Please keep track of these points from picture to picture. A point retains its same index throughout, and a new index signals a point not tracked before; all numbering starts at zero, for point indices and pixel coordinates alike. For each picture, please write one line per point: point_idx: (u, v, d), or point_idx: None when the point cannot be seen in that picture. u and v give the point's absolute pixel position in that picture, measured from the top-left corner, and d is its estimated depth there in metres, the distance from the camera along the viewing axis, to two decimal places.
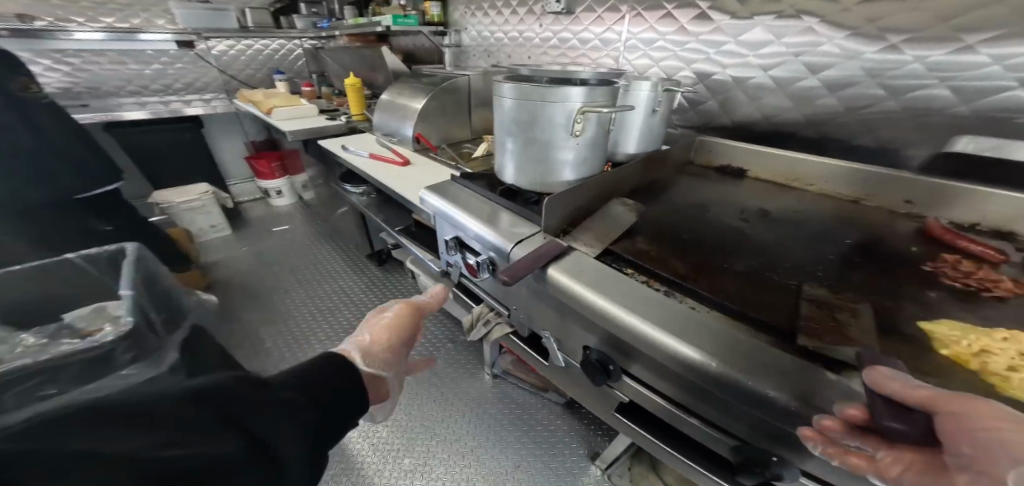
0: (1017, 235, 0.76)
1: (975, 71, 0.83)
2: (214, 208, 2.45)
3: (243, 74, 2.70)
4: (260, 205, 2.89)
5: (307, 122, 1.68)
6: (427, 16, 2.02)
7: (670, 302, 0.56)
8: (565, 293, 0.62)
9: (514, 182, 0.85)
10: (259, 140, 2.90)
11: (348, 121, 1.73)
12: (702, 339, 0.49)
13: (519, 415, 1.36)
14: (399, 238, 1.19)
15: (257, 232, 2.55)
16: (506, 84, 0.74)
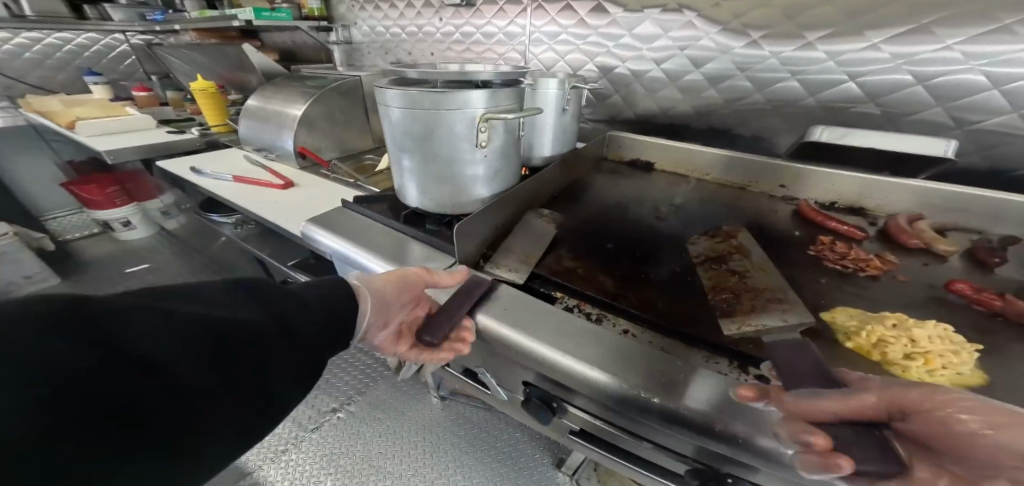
0: (865, 210, 0.88)
1: (815, 65, 0.95)
2: (22, 255, 1.83)
3: (44, 78, 2.03)
4: (104, 243, 2.26)
5: (144, 138, 1.32)
6: (303, 10, 1.74)
7: (605, 332, 0.52)
8: (494, 337, 0.54)
9: (421, 205, 0.74)
10: (80, 161, 2.22)
11: (208, 135, 1.41)
12: (642, 374, 0.46)
13: (477, 433, 1.20)
14: (291, 276, 0.98)
15: (103, 276, 1.99)
16: (390, 89, 0.62)
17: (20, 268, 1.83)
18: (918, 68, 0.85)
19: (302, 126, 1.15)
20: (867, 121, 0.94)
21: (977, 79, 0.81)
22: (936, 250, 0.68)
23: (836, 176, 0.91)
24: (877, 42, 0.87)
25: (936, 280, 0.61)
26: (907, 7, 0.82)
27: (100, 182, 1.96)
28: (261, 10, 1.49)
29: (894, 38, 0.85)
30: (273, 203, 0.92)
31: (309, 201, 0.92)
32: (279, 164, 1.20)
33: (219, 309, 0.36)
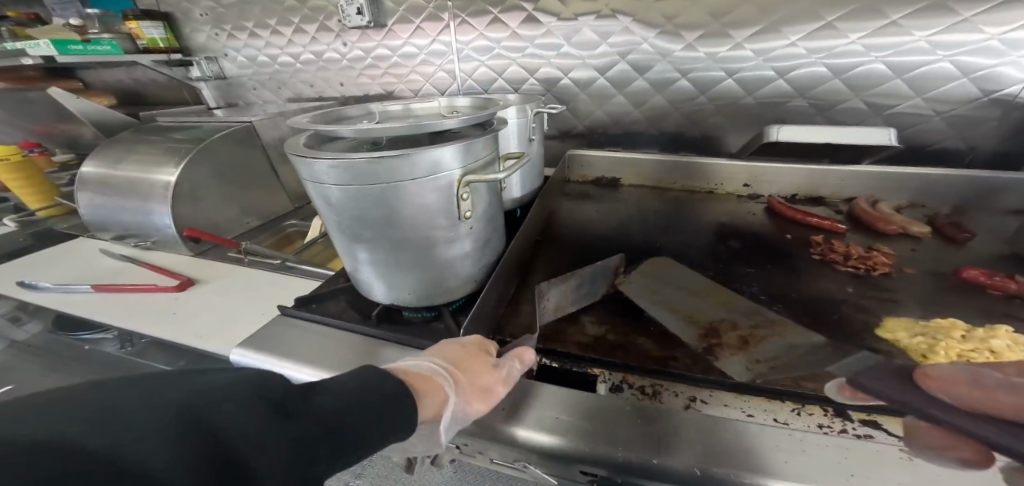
0: (825, 197, 0.93)
1: (746, 64, 0.95)
2: None
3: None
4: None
5: None
6: (138, 41, 1.31)
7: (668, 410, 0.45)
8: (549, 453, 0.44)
9: (393, 296, 0.56)
10: None
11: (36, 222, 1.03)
12: (737, 456, 0.39)
13: None
14: None
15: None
16: (320, 161, 0.43)
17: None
18: (835, 61, 0.88)
19: (182, 199, 0.87)
20: (802, 116, 0.96)
21: (880, 68, 0.86)
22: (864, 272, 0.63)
23: (789, 171, 0.94)
24: (796, 39, 0.89)
25: (935, 267, 0.63)
26: (815, 2, 0.84)
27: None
28: (68, 43, 1.09)
29: (809, 35, 0.87)
30: (171, 315, 0.71)
31: (220, 306, 0.73)
32: (161, 252, 0.91)
33: (236, 398, 0.28)
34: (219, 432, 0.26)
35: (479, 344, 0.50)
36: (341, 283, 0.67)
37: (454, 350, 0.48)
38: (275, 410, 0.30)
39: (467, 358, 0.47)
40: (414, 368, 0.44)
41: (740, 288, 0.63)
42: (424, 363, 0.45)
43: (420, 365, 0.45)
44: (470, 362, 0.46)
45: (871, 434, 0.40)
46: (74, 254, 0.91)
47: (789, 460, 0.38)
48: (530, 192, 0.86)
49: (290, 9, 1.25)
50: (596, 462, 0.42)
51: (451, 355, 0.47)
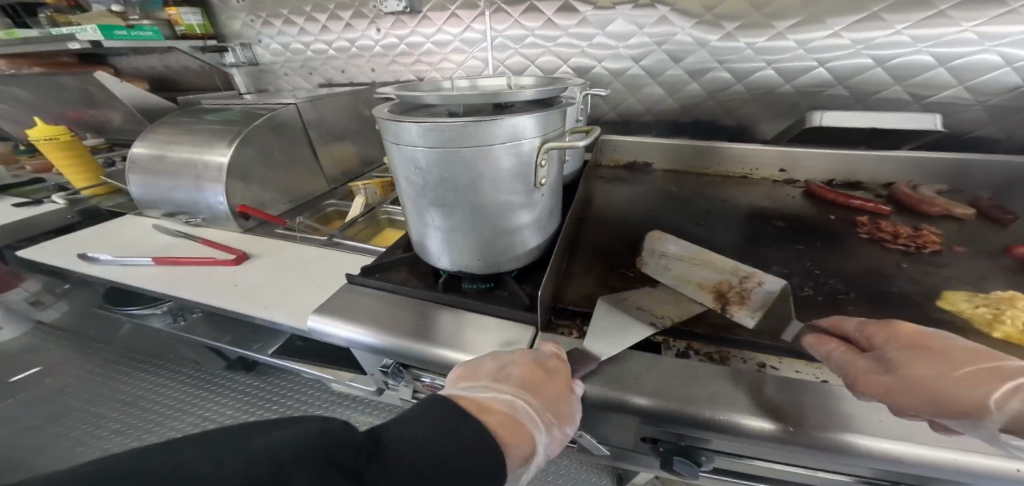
0: (862, 182, 0.94)
1: (785, 53, 0.96)
2: None
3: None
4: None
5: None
6: (177, 28, 1.33)
7: (743, 375, 0.47)
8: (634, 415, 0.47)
9: (462, 263, 0.59)
10: None
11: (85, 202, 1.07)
12: (822, 416, 0.42)
13: None
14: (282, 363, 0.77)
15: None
16: (418, 123, 0.44)
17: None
18: (874, 51, 0.90)
19: (234, 178, 0.89)
20: (839, 104, 0.98)
21: (922, 59, 0.87)
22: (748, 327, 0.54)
23: (825, 157, 0.95)
24: (838, 29, 0.90)
25: (984, 245, 0.64)
26: None
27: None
28: (113, 29, 1.15)
29: (850, 26, 0.89)
30: (232, 286, 0.74)
31: (280, 278, 0.75)
32: (211, 229, 0.94)
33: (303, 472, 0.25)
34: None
35: (553, 364, 0.46)
36: (400, 255, 0.69)
37: (531, 375, 0.44)
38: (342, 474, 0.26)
39: (547, 388, 0.43)
40: (496, 403, 0.38)
41: (793, 263, 0.65)
42: (504, 394, 0.40)
43: (502, 398, 0.39)
44: (551, 398, 0.42)
45: None
46: (127, 231, 0.94)
47: (879, 421, 0.41)
48: (574, 173, 0.88)
49: None
50: (684, 423, 0.45)
51: (530, 384, 0.42)
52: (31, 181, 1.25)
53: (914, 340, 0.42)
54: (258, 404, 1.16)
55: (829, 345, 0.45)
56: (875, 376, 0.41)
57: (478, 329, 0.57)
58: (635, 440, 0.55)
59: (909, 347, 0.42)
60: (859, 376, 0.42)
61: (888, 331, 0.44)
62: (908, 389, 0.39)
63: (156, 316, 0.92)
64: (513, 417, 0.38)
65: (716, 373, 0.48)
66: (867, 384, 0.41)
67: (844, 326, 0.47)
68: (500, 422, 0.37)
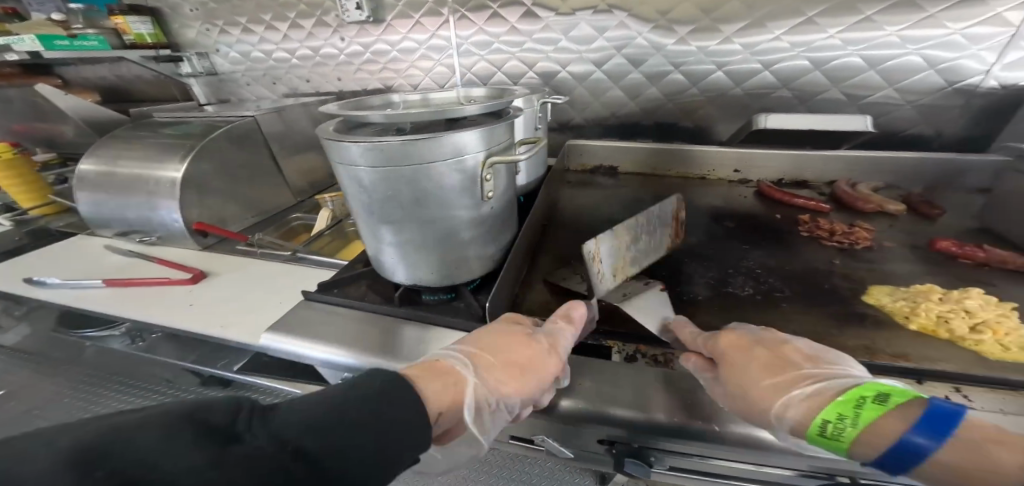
0: (809, 181, 0.99)
1: (733, 57, 1.00)
2: None
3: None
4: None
5: None
6: (125, 36, 1.28)
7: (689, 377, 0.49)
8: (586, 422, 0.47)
9: (417, 276, 0.59)
10: None
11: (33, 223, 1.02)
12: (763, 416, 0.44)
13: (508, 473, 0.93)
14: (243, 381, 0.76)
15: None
16: (359, 142, 0.45)
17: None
18: (815, 54, 0.94)
19: (189, 194, 0.87)
20: (785, 106, 1.02)
21: (858, 63, 0.92)
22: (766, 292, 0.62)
23: (774, 156, 1.00)
24: (780, 33, 0.94)
25: (910, 240, 0.69)
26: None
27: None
28: (53, 38, 1.09)
29: (791, 30, 0.93)
30: (187, 306, 0.72)
31: (238, 296, 0.74)
32: (168, 247, 0.92)
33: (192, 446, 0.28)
34: (144, 471, 0.24)
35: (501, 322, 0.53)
36: (361, 270, 0.69)
37: (478, 336, 0.50)
38: (213, 439, 0.27)
39: (484, 338, 0.49)
40: (432, 358, 0.45)
41: (738, 263, 0.68)
42: (443, 351, 0.47)
43: (438, 354, 0.46)
44: (486, 343, 0.48)
45: None
46: (78, 252, 0.91)
47: None
48: (536, 180, 0.89)
49: (284, 4, 1.24)
50: (632, 428, 0.46)
51: (472, 339, 0.49)
52: None
53: (745, 353, 0.47)
54: None
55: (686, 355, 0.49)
56: (715, 387, 0.46)
57: (434, 341, 0.57)
58: (593, 444, 0.56)
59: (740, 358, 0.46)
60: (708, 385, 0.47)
61: (729, 343, 0.48)
62: (731, 395, 0.45)
63: (112, 339, 0.89)
64: (444, 363, 0.44)
65: (659, 375, 0.49)
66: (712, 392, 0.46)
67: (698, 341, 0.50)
68: (428, 367, 0.43)
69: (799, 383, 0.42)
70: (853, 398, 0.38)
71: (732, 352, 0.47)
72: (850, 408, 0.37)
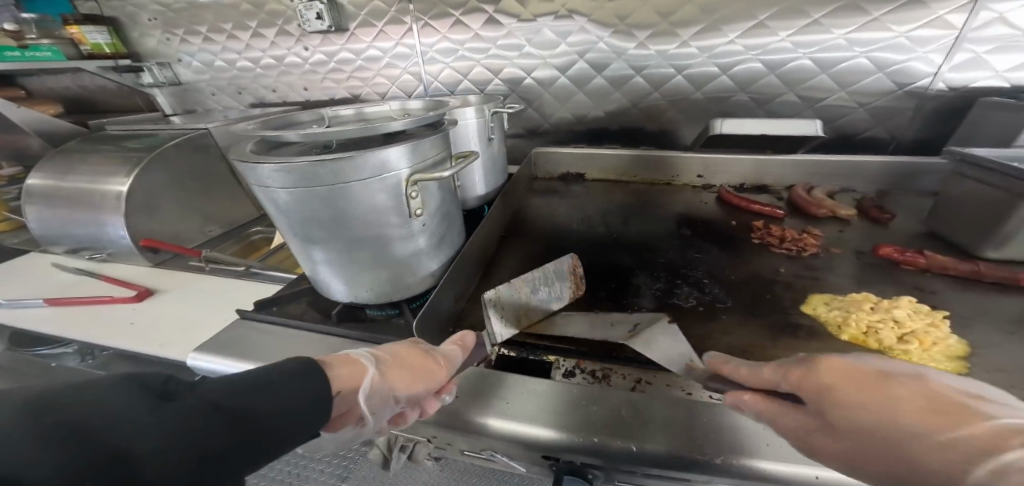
0: (769, 186, 0.99)
1: (692, 60, 0.99)
2: None
3: None
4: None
5: None
6: (81, 46, 1.27)
7: (634, 395, 0.47)
8: (528, 445, 0.46)
9: (354, 294, 0.58)
10: None
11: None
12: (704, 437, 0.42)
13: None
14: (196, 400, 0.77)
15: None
16: (267, 166, 0.44)
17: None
18: (769, 57, 0.94)
19: (138, 210, 0.85)
20: (745, 109, 1.02)
21: (815, 67, 0.92)
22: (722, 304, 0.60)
23: (735, 161, 0.99)
24: (735, 37, 0.94)
25: (859, 246, 0.69)
26: (751, 4, 0.90)
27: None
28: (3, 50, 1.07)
29: (745, 33, 0.93)
30: (129, 324, 0.71)
31: (182, 314, 0.73)
32: (119, 264, 0.90)
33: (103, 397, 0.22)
34: (87, 422, 0.21)
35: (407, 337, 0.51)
36: (302, 287, 0.70)
37: (385, 344, 0.48)
38: (155, 395, 0.24)
39: (389, 346, 0.47)
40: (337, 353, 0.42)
41: (687, 273, 0.67)
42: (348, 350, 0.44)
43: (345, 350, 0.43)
44: (393, 350, 0.46)
45: None
46: (25, 271, 0.89)
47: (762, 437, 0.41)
48: (493, 190, 0.88)
49: (246, 13, 1.22)
50: (574, 448, 0.44)
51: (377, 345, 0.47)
52: None
53: (853, 389, 0.36)
54: None
55: (759, 403, 0.39)
56: (825, 444, 0.36)
57: None
58: (535, 458, 0.49)
59: (845, 399, 0.35)
60: (805, 440, 0.37)
61: (812, 379, 0.38)
62: (854, 447, 0.34)
63: (61, 359, 0.87)
64: (353, 354, 0.41)
65: (596, 391, 0.48)
66: (821, 451, 0.36)
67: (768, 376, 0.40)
68: (335, 356, 0.40)
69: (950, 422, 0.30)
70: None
71: (836, 390, 0.36)
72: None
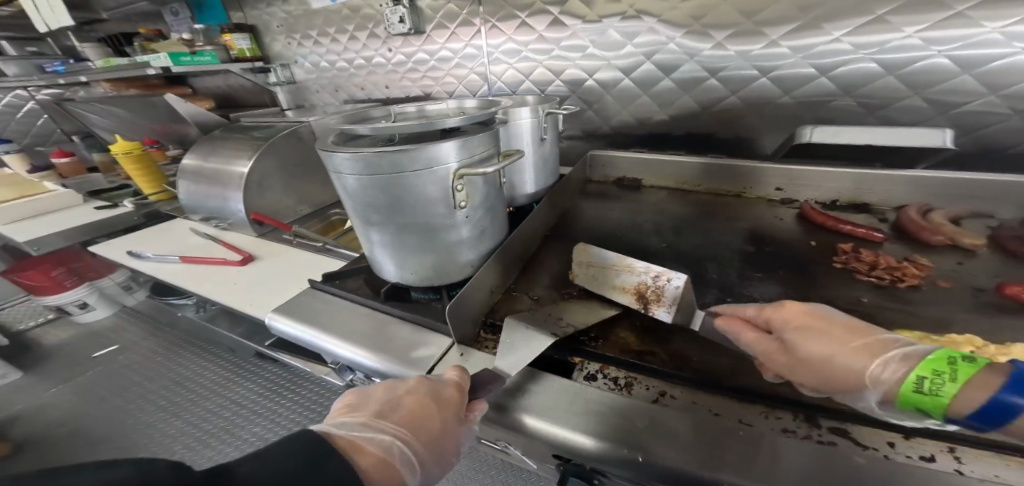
0: (870, 205, 0.81)
1: (783, 61, 0.88)
2: None
3: None
4: (64, 326, 1.92)
5: (75, 217, 1.24)
6: (230, 51, 1.55)
7: (659, 411, 0.45)
8: (551, 443, 0.47)
9: (402, 275, 0.64)
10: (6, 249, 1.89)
11: (152, 207, 1.30)
12: (733, 466, 0.39)
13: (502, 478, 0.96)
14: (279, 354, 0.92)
15: (60, 359, 1.74)
16: (338, 154, 0.51)
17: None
18: (887, 56, 0.80)
19: (252, 187, 1.04)
20: (850, 115, 0.88)
21: (948, 64, 0.76)
22: (666, 321, 0.57)
23: (829, 173, 0.83)
24: (839, 34, 0.81)
25: (980, 283, 0.56)
26: None
27: (40, 264, 1.53)
28: (181, 55, 1.36)
29: (855, 30, 0.80)
30: (232, 284, 0.86)
31: (272, 279, 0.86)
32: (235, 232, 1.09)
33: None
34: None
35: (444, 391, 0.48)
36: (362, 265, 0.79)
37: (418, 410, 0.46)
38: None
39: (422, 418, 0.46)
40: (370, 444, 0.42)
41: (742, 291, 0.60)
42: (380, 432, 0.44)
43: (378, 439, 0.43)
44: (425, 428, 0.46)
45: (834, 441, 0.40)
46: (173, 232, 1.13)
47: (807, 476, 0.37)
48: (542, 189, 0.89)
49: (345, 18, 1.39)
50: (589, 452, 0.45)
51: (410, 416, 0.46)
52: (120, 188, 1.54)
53: (803, 319, 0.45)
54: (288, 399, 1.40)
55: (749, 335, 0.47)
56: (780, 357, 0.44)
57: (411, 340, 0.62)
58: (551, 456, 0.51)
59: (793, 322, 0.45)
60: (765, 357, 0.45)
61: (775, 311, 0.47)
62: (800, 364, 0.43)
63: (189, 306, 1.10)
64: (388, 459, 0.42)
65: (614, 400, 0.47)
66: (774, 363, 0.45)
67: (749, 312, 0.50)
68: (371, 462, 0.40)
69: (889, 347, 0.39)
70: (939, 363, 0.35)
71: (794, 320, 0.45)
72: (943, 365, 0.35)
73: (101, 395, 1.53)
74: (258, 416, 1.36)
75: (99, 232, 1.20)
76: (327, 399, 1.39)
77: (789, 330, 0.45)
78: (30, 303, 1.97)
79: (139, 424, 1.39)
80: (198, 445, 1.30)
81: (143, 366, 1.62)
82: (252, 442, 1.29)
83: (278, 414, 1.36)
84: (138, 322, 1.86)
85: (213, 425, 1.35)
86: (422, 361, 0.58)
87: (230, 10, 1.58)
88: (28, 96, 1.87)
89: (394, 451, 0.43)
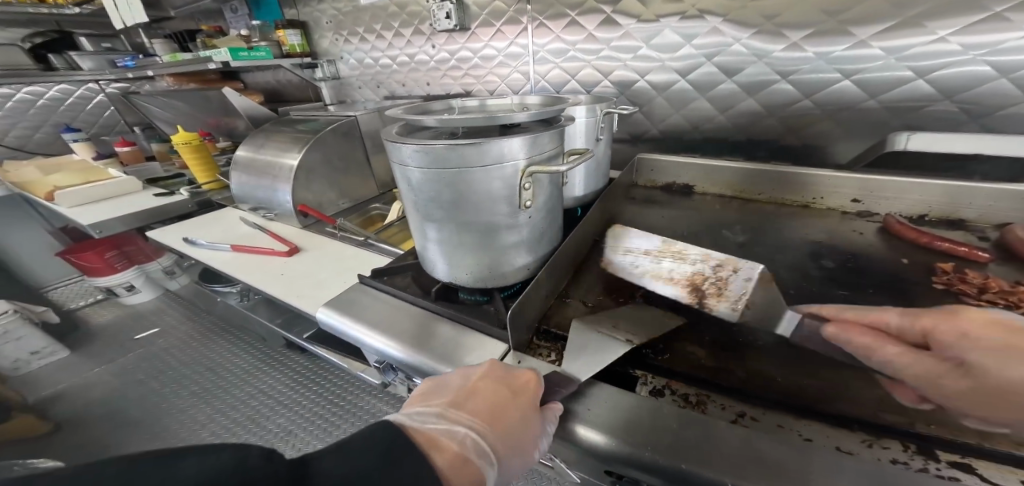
0: (965, 220, 0.74)
1: (872, 63, 0.82)
2: (24, 330, 1.66)
3: (33, 141, 1.93)
4: (110, 307, 2.03)
5: (135, 203, 1.30)
6: (283, 47, 1.61)
7: (745, 435, 0.41)
8: (614, 461, 0.44)
9: (455, 274, 0.62)
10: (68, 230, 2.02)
11: (202, 195, 1.35)
12: None
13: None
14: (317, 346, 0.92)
15: (105, 338, 1.83)
16: (405, 145, 0.50)
17: (26, 344, 1.66)
18: (999, 57, 0.73)
19: (300, 180, 1.06)
20: (945, 121, 0.81)
21: None
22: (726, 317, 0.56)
23: (915, 186, 0.77)
24: (944, 34, 0.75)
25: None
26: None
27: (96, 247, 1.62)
28: (239, 51, 1.41)
29: (961, 30, 0.73)
30: (279, 274, 0.87)
31: (317, 271, 0.87)
32: (280, 223, 1.12)
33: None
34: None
35: (518, 379, 0.48)
36: (409, 262, 0.77)
37: (494, 401, 0.45)
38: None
39: (497, 409, 0.44)
40: (447, 438, 0.41)
41: None
42: (455, 425, 0.42)
43: (455, 432, 0.41)
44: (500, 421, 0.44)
45: (956, 476, 0.35)
46: (222, 221, 1.16)
47: None
48: (593, 192, 0.86)
49: (393, 15, 1.41)
50: (660, 473, 0.41)
51: (485, 408, 0.44)
52: (172, 177, 1.61)
53: (983, 331, 0.41)
54: (316, 390, 1.42)
55: (884, 347, 0.45)
56: (953, 381, 0.40)
57: (462, 342, 0.60)
58: (601, 471, 0.48)
59: (969, 338, 0.41)
60: (931, 380, 0.41)
61: (942, 326, 0.44)
62: (980, 388, 0.38)
63: (231, 294, 1.12)
64: (466, 454, 0.40)
65: (690, 419, 0.43)
66: (938, 387, 0.40)
67: (900, 324, 0.47)
68: (450, 459, 0.39)
69: None
70: None
71: (968, 335, 0.41)
72: None
73: (138, 378, 1.59)
74: (285, 406, 1.38)
75: (155, 218, 1.25)
76: (352, 392, 1.41)
77: (965, 350, 0.40)
78: (79, 284, 2.14)
79: (174, 408, 1.44)
80: (230, 430, 1.33)
81: (185, 349, 1.69)
82: (277, 433, 1.30)
83: (303, 405, 1.38)
84: (181, 307, 1.94)
85: (243, 411, 1.38)
86: (474, 366, 0.55)
87: (284, 7, 1.63)
88: (98, 89, 2.00)
89: (473, 449, 0.41)
